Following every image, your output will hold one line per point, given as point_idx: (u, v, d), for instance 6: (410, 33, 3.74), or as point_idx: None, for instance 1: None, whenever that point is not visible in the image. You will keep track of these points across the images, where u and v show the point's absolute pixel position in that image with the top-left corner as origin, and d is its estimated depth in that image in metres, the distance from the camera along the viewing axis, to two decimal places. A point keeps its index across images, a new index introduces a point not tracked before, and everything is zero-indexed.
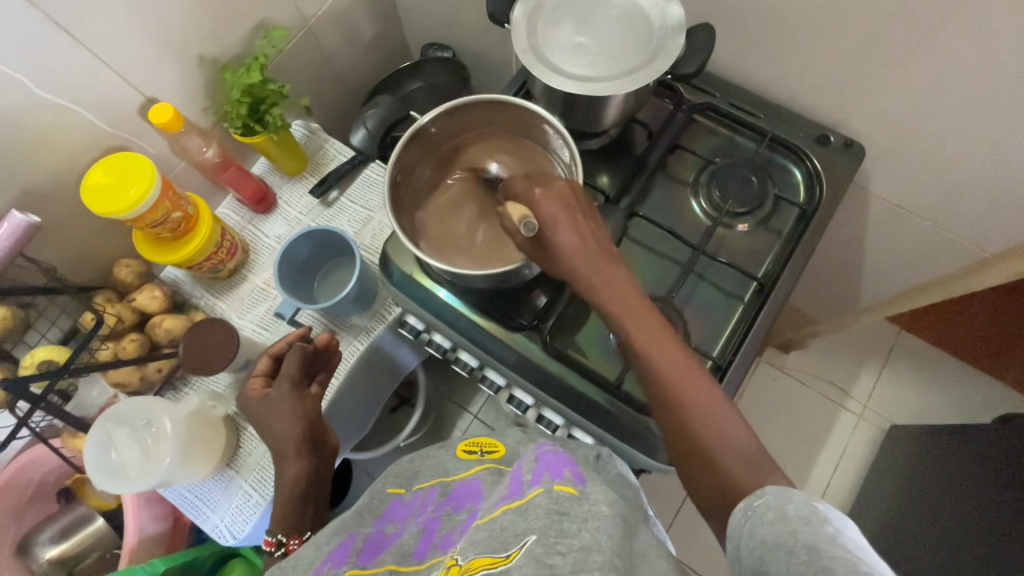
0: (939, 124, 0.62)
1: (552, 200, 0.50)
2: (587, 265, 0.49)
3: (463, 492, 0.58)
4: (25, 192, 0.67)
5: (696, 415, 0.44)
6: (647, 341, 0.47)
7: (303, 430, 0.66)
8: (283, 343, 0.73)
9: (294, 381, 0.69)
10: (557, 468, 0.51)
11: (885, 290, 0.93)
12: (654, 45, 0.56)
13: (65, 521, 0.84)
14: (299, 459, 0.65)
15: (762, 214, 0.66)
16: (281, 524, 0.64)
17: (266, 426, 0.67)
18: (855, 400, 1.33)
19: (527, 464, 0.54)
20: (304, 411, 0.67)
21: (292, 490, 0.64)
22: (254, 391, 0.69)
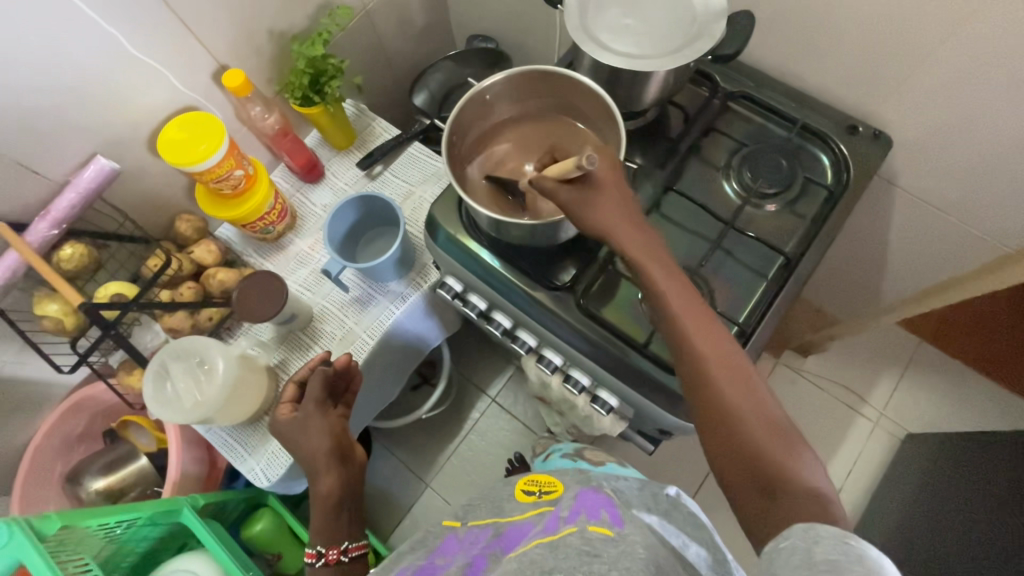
0: (966, 118, 0.65)
1: (605, 160, 0.55)
2: (628, 222, 0.54)
3: (514, 533, 0.54)
4: (107, 143, 0.73)
5: (718, 381, 0.50)
6: (679, 310, 0.52)
7: (330, 446, 0.72)
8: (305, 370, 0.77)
9: (319, 401, 0.74)
10: (595, 508, 0.49)
11: (907, 289, 0.95)
12: (697, 29, 0.61)
13: (109, 457, 0.88)
14: (330, 474, 0.72)
15: (791, 195, 0.69)
16: (322, 538, 0.73)
17: (297, 445, 0.72)
18: (871, 407, 1.34)
19: (564, 505, 0.52)
20: (330, 428, 0.73)
21: (327, 503, 0.72)
22: (284, 415, 0.74)
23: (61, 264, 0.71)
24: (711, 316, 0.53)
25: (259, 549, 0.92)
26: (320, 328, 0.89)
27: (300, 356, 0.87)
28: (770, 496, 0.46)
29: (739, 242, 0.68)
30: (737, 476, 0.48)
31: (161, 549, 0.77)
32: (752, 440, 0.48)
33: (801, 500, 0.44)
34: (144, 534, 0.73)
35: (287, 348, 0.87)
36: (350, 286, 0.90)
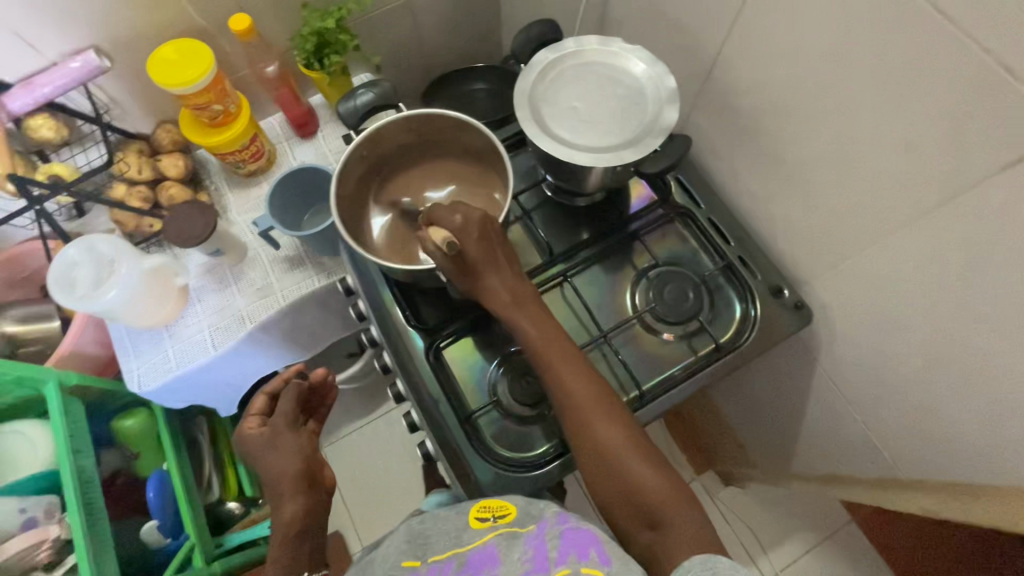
0: (885, 325, 0.60)
1: (474, 227, 0.56)
2: (515, 293, 0.58)
3: (480, 558, 0.52)
4: (109, 40, 0.79)
5: (604, 433, 0.54)
6: (569, 371, 0.56)
7: (299, 468, 0.65)
8: (279, 382, 0.74)
9: (287, 419, 0.69)
10: (584, 547, 0.48)
11: (815, 467, 0.89)
12: (635, 135, 0.59)
13: (31, 309, 0.96)
14: (295, 498, 0.64)
15: (686, 330, 0.66)
16: (280, 570, 0.62)
17: (264, 464, 0.67)
18: (768, 562, 1.26)
19: (548, 536, 0.50)
20: (301, 448, 0.68)
21: (287, 531, 0.63)
22: (250, 430, 0.69)
23: (30, 131, 0.79)
24: (590, 368, 0.57)
25: (120, 443, 0.98)
26: (243, 271, 0.93)
27: (216, 288, 0.91)
28: (662, 533, 0.50)
29: (611, 356, 0.66)
30: (629, 518, 0.53)
31: (26, 405, 0.84)
32: (635, 481, 0.52)
33: (685, 529, 0.50)
34: (10, 389, 0.80)
35: (209, 278, 0.92)
36: (283, 245, 0.93)
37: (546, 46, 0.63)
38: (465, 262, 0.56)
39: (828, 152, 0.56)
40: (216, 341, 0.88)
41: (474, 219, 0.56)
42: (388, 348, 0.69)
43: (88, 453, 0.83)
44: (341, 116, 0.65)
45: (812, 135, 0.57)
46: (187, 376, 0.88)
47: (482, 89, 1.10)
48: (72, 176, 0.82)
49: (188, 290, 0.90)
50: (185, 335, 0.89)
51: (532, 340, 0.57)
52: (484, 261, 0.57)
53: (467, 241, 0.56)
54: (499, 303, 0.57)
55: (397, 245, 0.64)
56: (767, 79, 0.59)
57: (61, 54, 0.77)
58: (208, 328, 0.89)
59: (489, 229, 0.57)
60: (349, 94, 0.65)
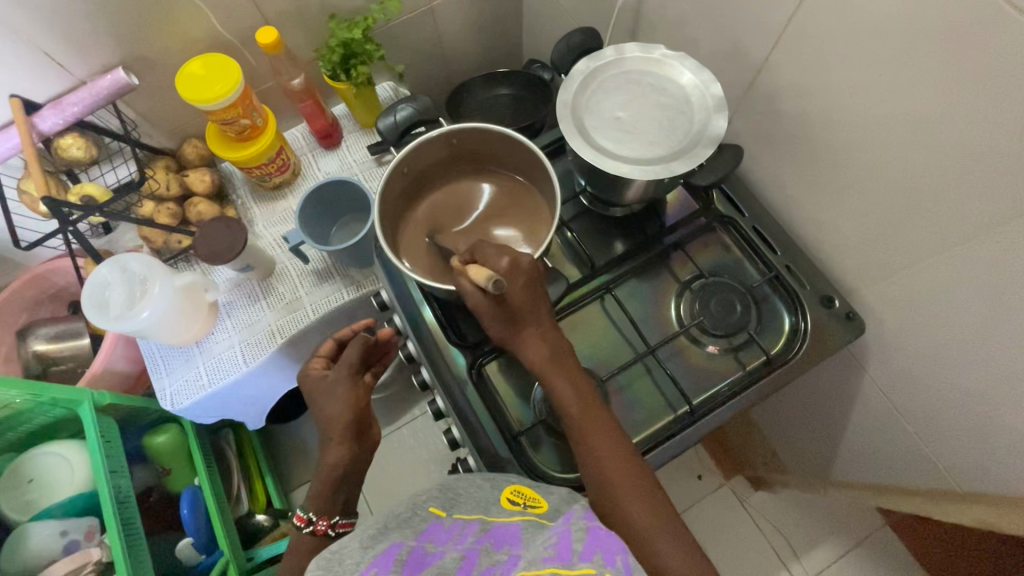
0: (943, 335, 0.58)
1: (518, 275, 0.55)
2: (553, 350, 0.57)
3: (504, 532, 0.47)
4: (135, 58, 0.78)
5: (629, 502, 0.52)
6: (597, 433, 0.54)
7: (351, 419, 0.67)
8: (349, 331, 0.76)
9: (352, 368, 0.70)
10: (610, 552, 0.42)
11: (856, 474, 0.87)
12: (683, 145, 0.57)
13: (61, 328, 0.96)
14: (341, 446, 0.66)
15: (733, 343, 0.65)
16: (317, 503, 0.65)
17: (318, 407, 0.69)
18: (802, 567, 1.24)
19: (574, 528, 0.44)
20: (355, 400, 0.68)
21: (329, 475, 0.66)
22: (315, 370, 0.72)
23: (60, 151, 0.78)
24: (618, 432, 0.55)
25: (151, 459, 0.98)
26: (273, 285, 0.92)
27: (246, 303, 0.91)
28: None
29: (657, 371, 0.64)
30: None
31: (60, 424, 0.84)
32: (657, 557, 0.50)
33: None
34: (45, 409, 0.79)
35: (239, 293, 0.91)
36: (311, 259, 0.92)
37: (586, 56, 0.62)
38: (507, 312, 0.56)
39: (887, 159, 0.54)
40: (247, 356, 0.88)
41: (522, 265, 0.56)
42: (427, 365, 0.68)
43: (124, 471, 0.83)
44: (381, 133, 0.67)
45: (867, 142, 0.55)
46: (219, 392, 0.88)
47: (506, 95, 1.09)
48: (102, 195, 0.81)
49: (217, 306, 0.89)
50: (216, 352, 0.88)
51: (562, 400, 0.55)
52: (524, 311, 0.56)
53: (512, 285, 0.55)
54: (536, 358, 0.56)
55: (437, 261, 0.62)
56: (818, 84, 0.57)
57: (89, 72, 0.77)
58: (238, 343, 0.89)
59: (535, 277, 0.56)
60: (389, 110, 0.67)
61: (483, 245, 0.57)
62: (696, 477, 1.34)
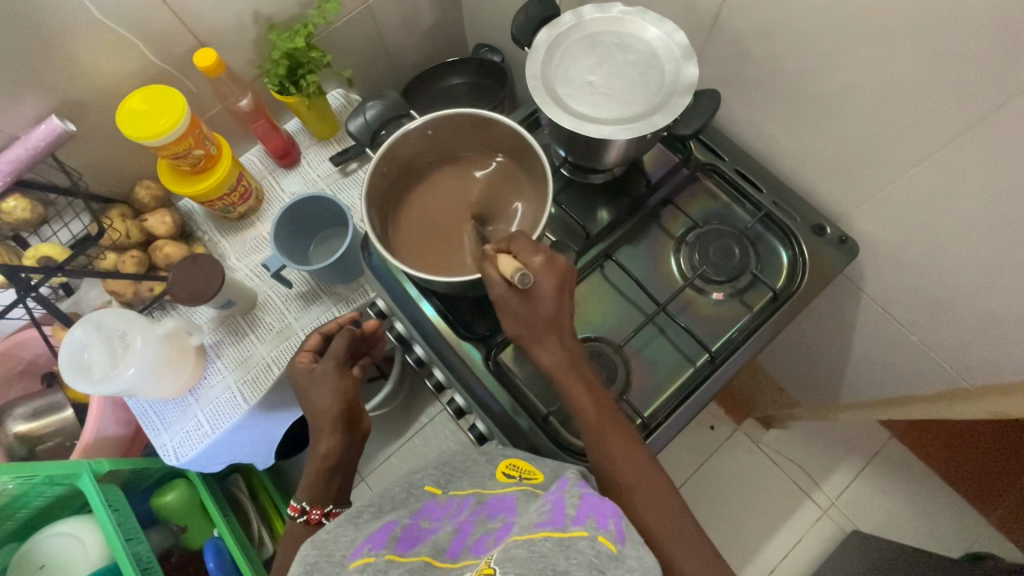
0: (933, 241, 0.60)
1: (552, 274, 0.53)
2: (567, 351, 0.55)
3: (498, 504, 0.48)
4: (68, 103, 0.73)
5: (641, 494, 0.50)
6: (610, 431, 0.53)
7: (341, 409, 0.65)
8: (335, 324, 0.75)
9: (340, 360, 0.69)
10: (604, 515, 0.40)
11: (865, 393, 0.90)
12: (660, 99, 0.56)
13: (40, 402, 0.91)
14: (333, 435, 0.64)
15: (738, 287, 0.65)
16: (309, 492, 0.64)
17: (307, 400, 0.68)
18: (823, 493, 1.28)
19: (568, 494, 0.42)
20: (345, 390, 0.67)
21: (323, 464, 0.64)
22: (302, 364, 0.70)
23: (3, 215, 0.72)
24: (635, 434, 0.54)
25: (165, 519, 0.93)
26: (259, 316, 0.89)
27: (234, 340, 0.87)
28: None
29: (669, 327, 0.65)
30: None
31: (60, 503, 0.80)
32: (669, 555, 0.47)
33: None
34: (42, 490, 0.75)
35: (224, 331, 0.87)
36: (294, 282, 0.89)
37: (545, 24, 0.61)
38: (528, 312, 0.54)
39: (861, 79, 0.55)
40: (246, 395, 0.84)
41: (556, 264, 0.54)
42: (440, 364, 0.66)
43: (140, 538, 0.80)
44: (354, 135, 0.63)
45: (838, 65, 0.56)
46: (223, 437, 0.84)
47: (459, 84, 1.10)
48: (61, 254, 0.76)
49: (205, 348, 0.86)
50: (212, 396, 0.84)
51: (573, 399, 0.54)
52: (546, 317, 0.54)
53: (540, 284, 0.53)
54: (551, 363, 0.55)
55: (436, 261, 0.60)
56: (778, 17, 0.57)
57: (21, 126, 0.71)
58: (235, 383, 0.85)
59: (565, 281, 0.54)
60: (358, 109, 0.64)
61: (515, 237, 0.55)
62: (709, 428, 1.36)
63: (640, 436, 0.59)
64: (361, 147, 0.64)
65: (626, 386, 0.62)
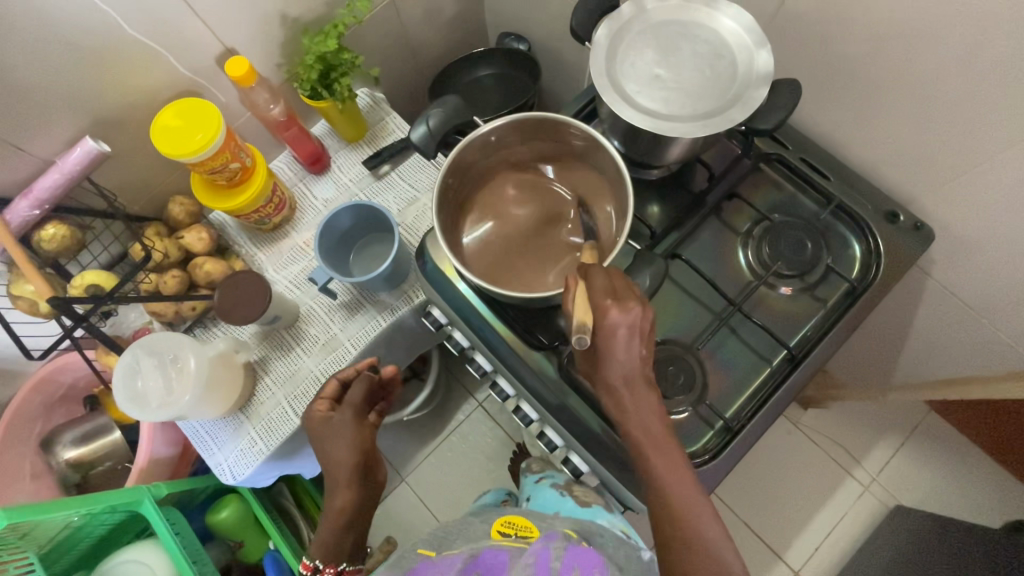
0: (1018, 226, 0.58)
1: (625, 319, 0.48)
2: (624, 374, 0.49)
3: (490, 559, 0.51)
4: (99, 122, 0.70)
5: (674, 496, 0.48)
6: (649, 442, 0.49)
7: (359, 461, 0.65)
8: (350, 370, 0.71)
9: (358, 410, 0.67)
10: (588, 566, 0.49)
11: (923, 373, 0.89)
12: (734, 92, 0.54)
13: (85, 427, 0.89)
14: (350, 488, 0.65)
15: (810, 281, 0.63)
16: (322, 550, 0.65)
17: (323, 449, 0.67)
18: (864, 470, 1.28)
19: (553, 548, 0.51)
20: (361, 441, 0.66)
21: (339, 519, 0.65)
22: (319, 413, 0.68)
23: (43, 243, 0.70)
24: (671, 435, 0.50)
25: (221, 535, 0.93)
26: (304, 329, 0.87)
27: (279, 355, 0.85)
28: None
29: (742, 325, 0.63)
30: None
31: (120, 529, 0.79)
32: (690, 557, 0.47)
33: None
34: (104, 518, 0.74)
35: (270, 346, 0.86)
36: (338, 293, 0.87)
37: (605, 17, 0.58)
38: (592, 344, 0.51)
39: (950, 61, 0.52)
40: (298, 410, 0.83)
41: (632, 309, 0.48)
42: (508, 374, 0.64)
43: (205, 560, 0.80)
44: (417, 146, 0.56)
45: (920, 46, 0.53)
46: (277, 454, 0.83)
47: (486, 76, 1.07)
48: (108, 281, 0.73)
49: (253, 365, 0.84)
50: (264, 413, 0.83)
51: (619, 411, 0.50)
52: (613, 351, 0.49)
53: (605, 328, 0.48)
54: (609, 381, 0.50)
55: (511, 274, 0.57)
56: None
57: (55, 150, 0.69)
58: (286, 399, 0.83)
59: (636, 324, 0.48)
60: (419, 116, 0.56)
61: (596, 273, 0.50)
62: None
63: (724, 439, 0.58)
64: (427, 159, 0.56)
65: (704, 388, 0.61)
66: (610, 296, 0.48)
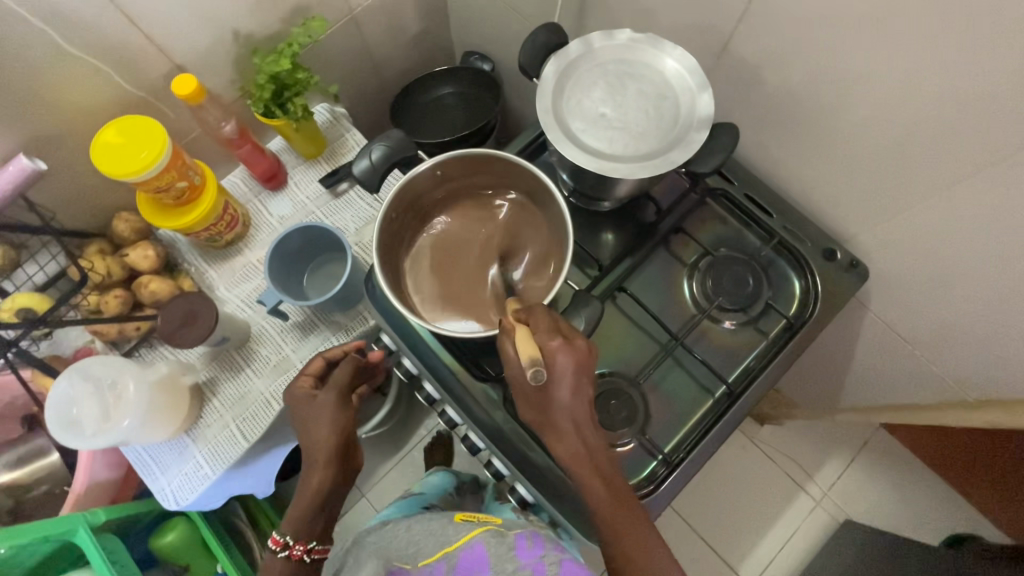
0: (947, 266, 0.61)
1: (571, 356, 0.49)
2: (572, 422, 0.50)
3: None
4: (36, 138, 0.68)
5: (625, 539, 0.49)
6: (599, 490, 0.49)
7: (338, 443, 0.62)
8: (337, 350, 0.72)
9: (342, 390, 0.66)
10: None
11: (866, 398, 0.93)
12: (676, 134, 0.55)
13: (21, 449, 0.86)
14: (326, 469, 0.61)
15: (751, 315, 0.65)
16: (294, 526, 0.59)
17: (304, 431, 0.64)
18: (817, 485, 1.32)
19: None
20: (343, 422, 0.63)
21: (313, 500, 0.60)
22: (303, 389, 0.67)
23: None
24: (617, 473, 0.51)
25: (165, 561, 0.91)
26: (255, 350, 0.85)
27: (228, 377, 0.84)
28: None
29: (685, 359, 0.64)
30: None
31: (54, 560, 0.76)
32: None
33: None
34: (34, 551, 0.71)
35: (217, 367, 0.84)
36: (290, 314, 0.85)
37: (552, 55, 0.58)
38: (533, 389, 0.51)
39: (883, 109, 0.54)
40: (246, 432, 0.81)
41: (576, 345, 0.50)
42: (454, 404, 0.64)
43: None
44: (359, 179, 0.56)
45: (853, 94, 0.55)
46: (224, 477, 0.81)
47: (449, 94, 1.07)
48: (41, 303, 0.70)
49: (200, 387, 0.82)
50: (210, 436, 0.81)
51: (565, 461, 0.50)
52: (562, 394, 0.49)
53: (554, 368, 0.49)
54: (563, 442, 0.50)
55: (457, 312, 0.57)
56: (793, 42, 0.56)
57: None
58: (233, 422, 0.81)
59: (580, 361, 0.50)
60: (362, 150, 0.56)
61: (538, 313, 0.52)
62: None
63: (662, 473, 0.59)
64: (371, 192, 0.56)
65: (647, 421, 0.62)
66: (555, 335, 0.50)
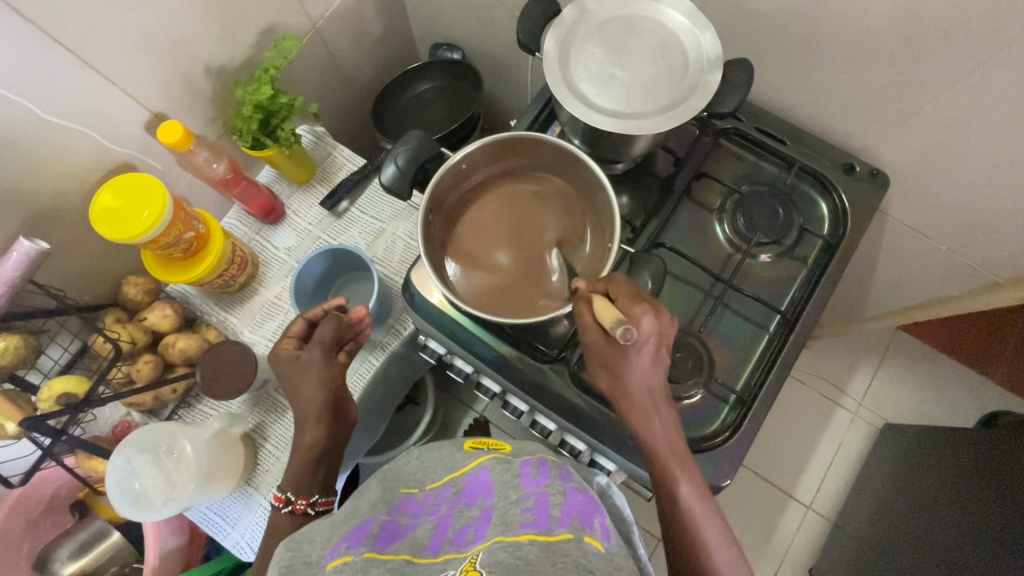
0: (964, 158, 0.63)
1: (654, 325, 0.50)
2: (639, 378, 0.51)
3: (476, 486, 0.45)
4: (30, 217, 0.65)
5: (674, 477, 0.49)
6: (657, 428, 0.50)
7: (326, 400, 0.60)
8: (319, 308, 0.66)
9: (326, 347, 0.62)
10: (587, 514, 0.39)
11: (893, 302, 0.95)
12: (690, 79, 0.55)
13: (80, 536, 0.83)
14: (320, 423, 0.60)
15: (787, 244, 0.65)
16: (294, 481, 0.58)
17: (291, 390, 0.61)
18: (850, 398, 1.36)
19: (551, 491, 0.42)
20: (331, 379, 0.61)
21: (310, 454, 0.59)
22: (286, 351, 0.63)
23: None
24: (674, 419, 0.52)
25: None
26: None
27: (274, 419, 0.80)
28: None
29: (734, 300, 0.65)
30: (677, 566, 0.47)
31: None
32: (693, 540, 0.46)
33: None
34: None
35: (262, 411, 0.80)
36: None
37: (549, 26, 0.58)
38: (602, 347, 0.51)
39: (882, 16, 0.54)
40: None
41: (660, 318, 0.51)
42: (521, 393, 0.62)
43: None
44: (389, 189, 0.55)
45: (850, 8, 0.55)
46: None
47: (427, 91, 1.05)
48: (79, 386, 0.69)
49: (251, 434, 0.79)
50: (272, 480, 0.78)
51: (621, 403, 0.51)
52: (628, 355, 0.50)
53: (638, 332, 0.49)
54: (616, 388, 0.51)
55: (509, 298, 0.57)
56: None
57: None
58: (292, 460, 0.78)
59: (659, 331, 0.50)
60: (385, 157, 0.55)
61: (617, 279, 0.52)
62: None
63: (741, 413, 0.60)
64: (402, 200, 0.56)
65: (713, 367, 0.62)
66: (639, 303, 0.50)
